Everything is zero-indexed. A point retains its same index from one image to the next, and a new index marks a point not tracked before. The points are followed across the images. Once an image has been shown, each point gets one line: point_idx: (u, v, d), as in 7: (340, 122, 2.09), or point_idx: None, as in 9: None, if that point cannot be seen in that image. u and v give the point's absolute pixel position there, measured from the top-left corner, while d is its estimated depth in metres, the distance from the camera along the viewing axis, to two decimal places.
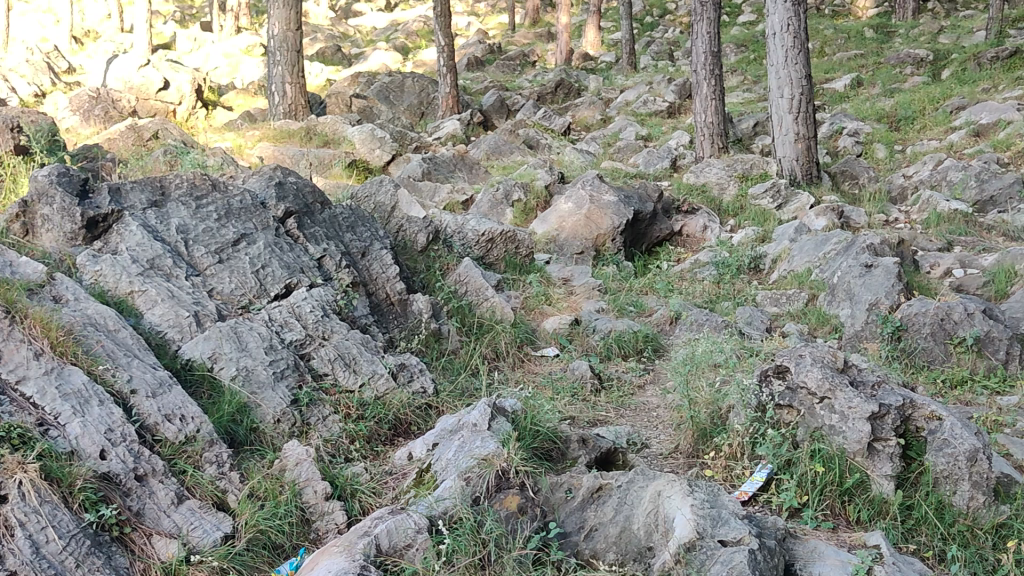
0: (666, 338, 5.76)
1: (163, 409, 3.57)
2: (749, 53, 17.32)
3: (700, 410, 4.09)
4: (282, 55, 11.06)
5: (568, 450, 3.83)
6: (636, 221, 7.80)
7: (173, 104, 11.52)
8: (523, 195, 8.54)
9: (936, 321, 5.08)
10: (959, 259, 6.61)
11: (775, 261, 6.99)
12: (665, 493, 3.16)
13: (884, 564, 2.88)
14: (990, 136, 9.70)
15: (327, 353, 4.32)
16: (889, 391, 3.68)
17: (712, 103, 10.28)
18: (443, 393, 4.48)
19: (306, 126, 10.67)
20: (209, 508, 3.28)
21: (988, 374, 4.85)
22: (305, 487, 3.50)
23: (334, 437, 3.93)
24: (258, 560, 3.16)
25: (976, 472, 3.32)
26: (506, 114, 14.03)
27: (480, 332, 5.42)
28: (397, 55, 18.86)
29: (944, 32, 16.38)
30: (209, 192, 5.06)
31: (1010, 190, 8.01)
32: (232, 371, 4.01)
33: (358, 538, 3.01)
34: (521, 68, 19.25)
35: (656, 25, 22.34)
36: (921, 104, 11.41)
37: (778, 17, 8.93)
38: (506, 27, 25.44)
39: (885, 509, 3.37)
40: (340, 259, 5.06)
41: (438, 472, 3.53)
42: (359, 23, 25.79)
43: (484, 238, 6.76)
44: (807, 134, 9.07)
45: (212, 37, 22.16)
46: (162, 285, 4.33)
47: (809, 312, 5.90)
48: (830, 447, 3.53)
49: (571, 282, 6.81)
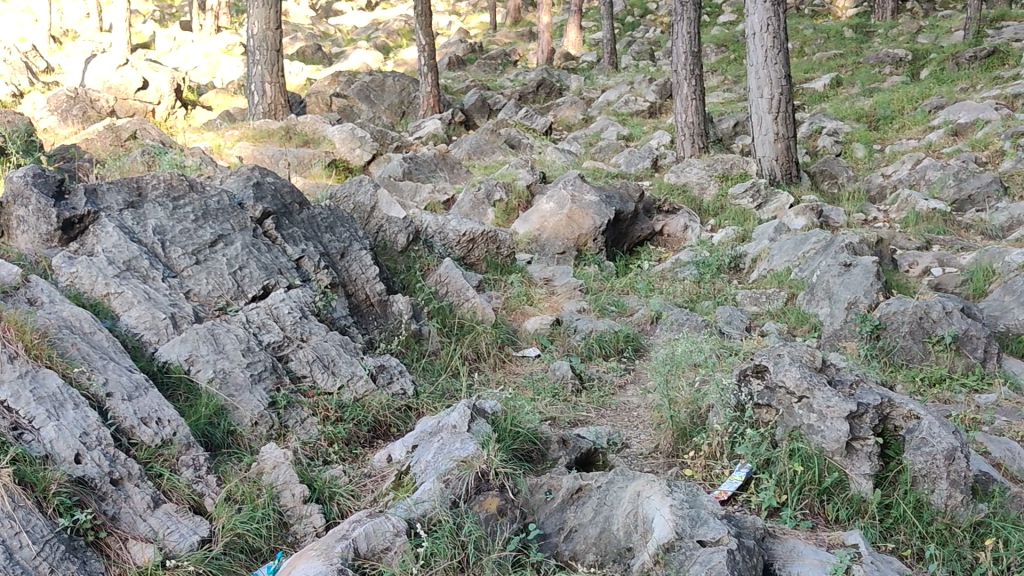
0: (646, 338, 5.75)
1: (140, 412, 3.54)
2: (730, 53, 17.38)
3: (680, 411, 4.09)
4: (261, 55, 10.93)
5: (548, 451, 3.81)
6: (618, 221, 7.82)
7: (152, 104, 11.46)
8: (504, 195, 8.51)
9: (914, 320, 5.10)
10: (937, 258, 6.65)
11: (754, 261, 7.01)
12: (644, 493, 3.14)
13: (862, 564, 2.87)
14: (969, 136, 9.75)
15: (305, 354, 4.28)
16: (867, 390, 3.68)
17: (693, 103, 10.29)
18: (423, 394, 4.45)
19: (286, 125, 10.59)
20: (186, 511, 3.25)
21: (966, 373, 4.87)
22: (283, 490, 3.48)
23: (312, 439, 3.89)
24: (235, 564, 3.12)
25: (953, 471, 3.33)
26: (487, 113, 14.00)
27: (461, 332, 5.40)
28: (377, 55, 18.81)
29: (922, 32, 16.46)
30: (187, 193, 5.01)
31: (988, 189, 8.06)
32: (209, 373, 3.98)
33: (336, 542, 2.97)
34: (502, 68, 19.24)
35: (637, 26, 22.39)
36: (899, 104, 11.46)
37: (758, 17, 8.93)
38: (487, 26, 25.42)
39: (863, 508, 3.37)
40: (318, 259, 5.01)
41: (417, 474, 3.51)
42: (339, 22, 25.71)
43: (465, 238, 6.74)
44: (786, 134, 9.10)
45: (192, 37, 22.06)
46: (139, 287, 4.29)
47: (789, 312, 5.91)
48: (808, 446, 3.54)
49: (553, 282, 6.81)
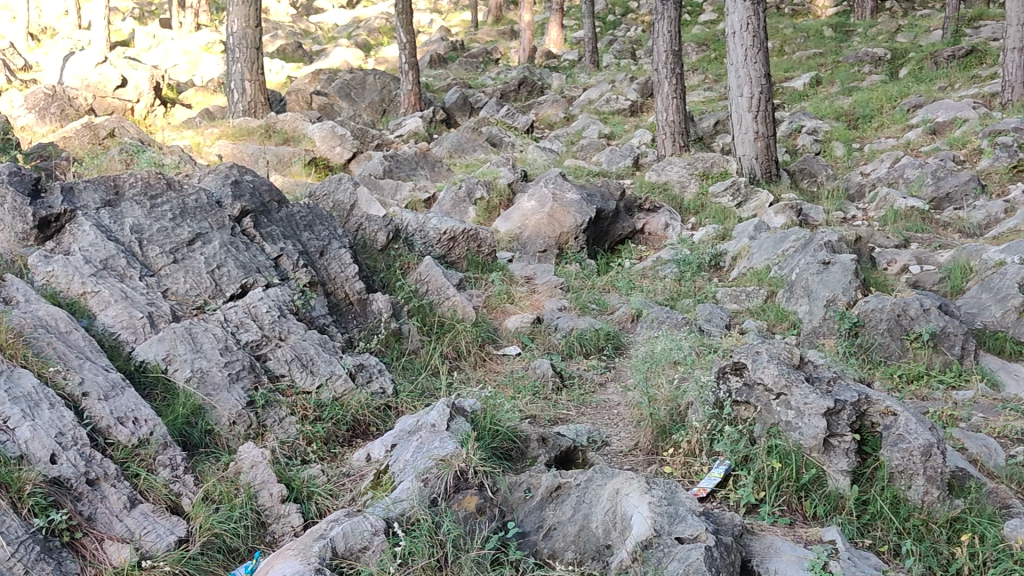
0: (627, 336, 5.76)
1: (116, 412, 3.51)
2: (710, 52, 17.43)
3: (660, 408, 4.09)
4: (241, 52, 10.87)
5: (527, 449, 3.80)
6: (599, 220, 7.83)
7: (131, 101, 11.38)
8: (485, 193, 8.50)
9: (893, 318, 5.13)
10: (916, 255, 6.70)
11: (735, 259, 7.03)
12: (623, 490, 3.14)
13: (839, 560, 2.89)
14: (947, 134, 9.81)
15: (284, 354, 4.26)
16: (844, 387, 3.71)
17: (673, 102, 10.30)
18: (402, 393, 4.44)
19: (266, 123, 10.52)
20: (162, 512, 3.23)
21: (944, 369, 4.91)
22: (260, 490, 3.45)
23: (290, 438, 3.87)
24: (212, 563, 3.10)
25: (930, 467, 3.35)
26: (468, 111, 13.97)
27: (441, 330, 5.38)
28: (358, 52, 18.75)
29: (900, 32, 16.54)
30: (164, 190, 4.96)
31: (965, 188, 8.14)
32: (186, 373, 3.95)
33: (313, 541, 2.96)
34: (483, 66, 19.23)
35: (618, 24, 22.41)
36: (879, 103, 11.52)
37: (737, 16, 8.95)
38: (469, 24, 25.39)
39: (841, 505, 3.39)
40: (297, 258, 4.98)
41: (396, 473, 3.49)
42: (320, 20, 25.64)
43: (445, 236, 6.72)
44: (766, 132, 9.14)
45: (172, 34, 21.95)
46: (116, 286, 4.26)
47: (768, 309, 5.92)
48: (787, 443, 3.55)
49: (534, 281, 6.81)
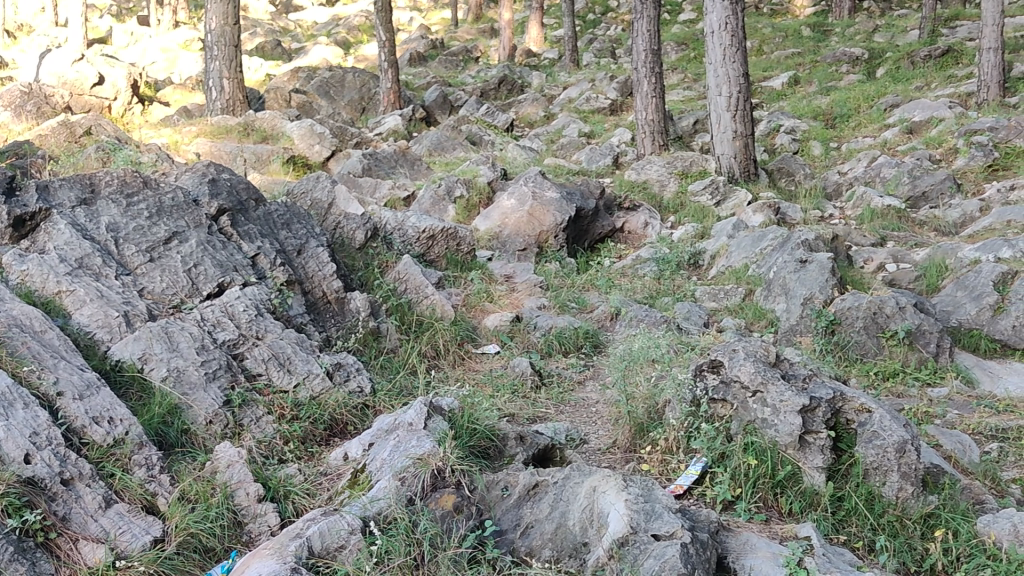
0: (606, 334, 5.77)
1: (91, 411, 3.49)
2: (690, 51, 17.50)
3: (637, 406, 4.11)
4: (219, 50, 10.79)
5: (505, 448, 3.80)
6: (579, 218, 7.85)
7: (109, 99, 11.29)
8: (465, 191, 8.49)
9: (869, 316, 5.17)
10: (892, 254, 6.75)
11: (713, 257, 7.06)
12: (600, 488, 3.16)
13: (814, 556, 2.91)
14: (924, 133, 9.89)
15: (261, 353, 4.24)
16: (820, 385, 3.73)
17: (653, 101, 10.32)
18: (380, 392, 4.43)
19: (244, 121, 10.47)
20: (138, 512, 3.21)
21: (920, 366, 4.95)
22: (237, 490, 3.44)
23: (267, 437, 3.86)
24: (188, 563, 3.08)
25: (904, 463, 3.38)
26: (448, 109, 13.95)
27: (419, 329, 5.38)
28: (337, 50, 18.70)
29: (878, 32, 16.65)
30: (141, 189, 4.93)
31: (942, 186, 8.22)
32: (163, 372, 3.93)
33: (290, 540, 2.96)
34: (464, 64, 19.23)
35: (599, 23, 22.45)
36: (856, 103, 11.59)
37: (716, 16, 8.98)
38: (449, 22, 25.38)
39: (816, 501, 3.41)
40: (275, 257, 4.97)
41: (373, 472, 3.49)
42: (300, 18, 25.54)
43: (425, 234, 6.72)
44: (745, 131, 9.18)
45: (150, 32, 21.80)
46: (91, 285, 4.23)
47: (746, 307, 5.94)
48: (762, 440, 3.57)
49: (514, 279, 6.82)
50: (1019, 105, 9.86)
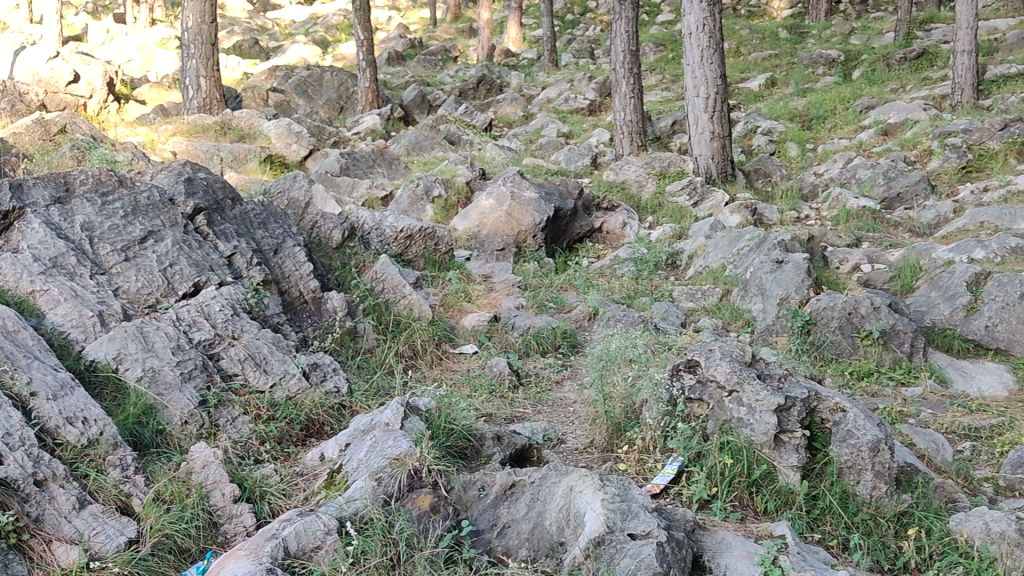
0: (583, 334, 5.79)
1: (65, 412, 3.47)
2: (668, 52, 17.57)
3: (614, 405, 4.13)
4: (196, 48, 10.72)
5: (482, 448, 3.80)
6: (557, 218, 7.87)
7: (84, 97, 11.19)
8: (443, 191, 8.48)
9: (844, 315, 5.21)
10: (867, 254, 6.81)
11: (691, 258, 7.09)
12: (576, 488, 3.17)
13: (789, 554, 2.94)
14: (899, 135, 9.98)
15: (237, 353, 4.23)
16: (795, 383, 3.76)
17: (631, 101, 10.35)
18: (357, 392, 4.42)
19: (221, 120, 10.41)
20: (112, 512, 3.19)
21: (894, 366, 5.00)
22: (212, 490, 3.43)
23: (243, 437, 3.85)
24: (164, 564, 3.07)
25: (878, 462, 3.42)
26: (427, 109, 13.94)
27: (397, 329, 5.38)
28: (315, 49, 18.63)
29: (854, 34, 16.79)
30: (116, 187, 4.90)
31: (916, 188, 8.30)
32: (138, 372, 3.91)
33: (266, 540, 2.95)
34: (442, 64, 19.22)
35: (577, 23, 22.51)
36: (832, 104, 11.68)
37: (694, 17, 9.02)
38: (428, 22, 25.34)
39: (791, 500, 3.44)
40: (251, 256, 4.95)
41: (350, 472, 3.49)
42: (278, 16, 25.43)
43: (402, 234, 6.70)
44: (722, 132, 9.23)
45: (126, 30, 21.64)
46: (65, 285, 4.20)
47: (723, 307, 5.97)
48: (738, 439, 3.59)
49: (492, 279, 6.82)
50: (992, 108, 9.97)
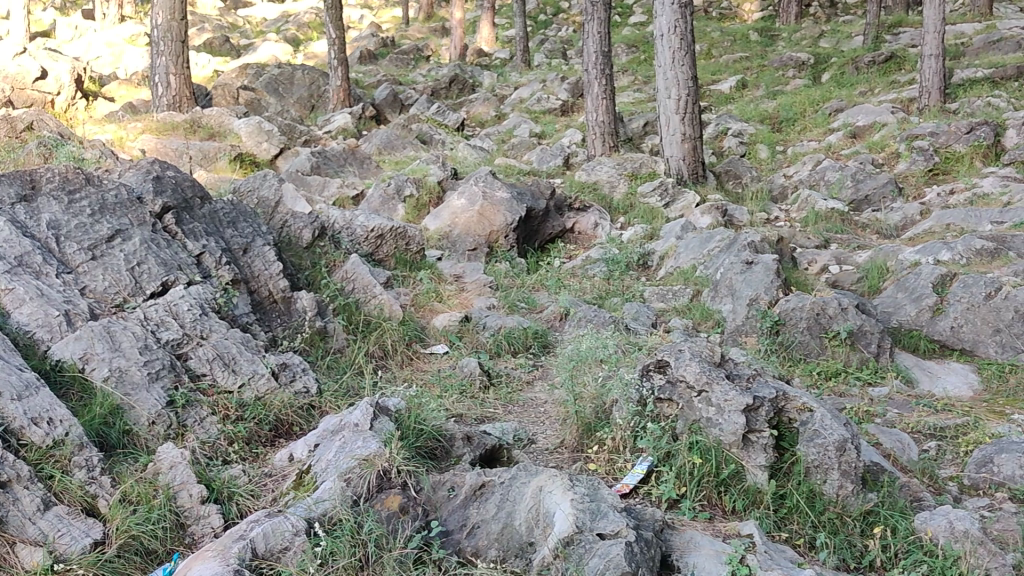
0: (555, 334, 5.80)
1: (30, 412, 3.43)
2: (640, 53, 17.65)
3: (585, 406, 4.14)
4: (166, 45, 10.64)
5: (451, 448, 3.79)
6: (529, 218, 7.89)
7: (51, 94, 11.07)
8: (414, 190, 8.46)
9: (812, 316, 5.26)
10: (835, 256, 6.88)
11: (662, 258, 7.13)
12: (546, 488, 3.18)
13: (756, 553, 2.96)
14: (867, 138, 10.09)
15: (205, 352, 4.20)
16: (763, 384, 3.79)
17: (603, 102, 10.38)
18: (327, 393, 4.41)
19: (191, 117, 10.34)
20: (78, 514, 3.16)
21: (861, 366, 5.05)
22: (179, 491, 3.40)
23: (211, 438, 3.82)
24: (129, 566, 3.04)
25: (845, 462, 3.45)
26: (399, 107, 13.92)
27: (367, 329, 5.36)
28: (287, 47, 18.54)
29: (823, 37, 16.94)
30: (83, 185, 4.85)
31: (883, 190, 8.40)
32: (105, 372, 3.87)
33: (233, 542, 2.93)
34: (414, 63, 19.18)
35: (550, 24, 22.55)
36: (802, 106, 11.78)
37: (666, 19, 9.07)
38: (400, 21, 25.28)
39: (759, 499, 3.46)
40: (220, 255, 4.92)
41: (318, 473, 3.48)
42: (249, 13, 25.28)
43: (373, 233, 6.69)
44: (693, 134, 9.28)
45: (95, 26, 21.44)
46: (30, 284, 4.15)
47: (694, 308, 6.00)
48: (707, 439, 3.61)
49: (463, 279, 6.82)
50: (958, 111, 10.10)
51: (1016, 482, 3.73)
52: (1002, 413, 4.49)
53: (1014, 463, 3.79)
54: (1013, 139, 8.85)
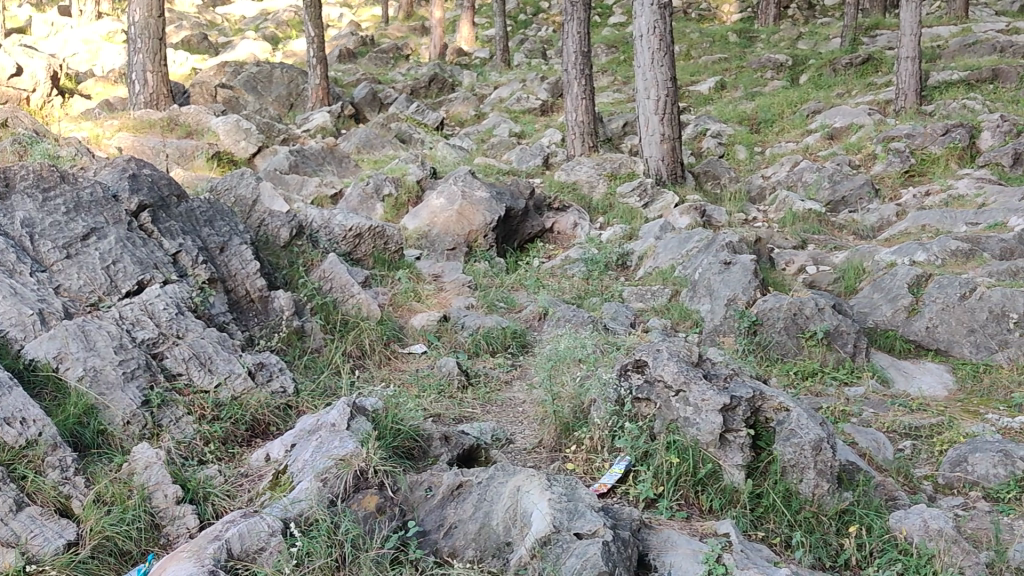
0: (533, 334, 5.80)
1: (3, 412, 3.39)
2: (620, 54, 17.69)
3: (563, 405, 4.15)
4: (143, 42, 10.57)
5: (429, 448, 3.78)
6: (508, 218, 7.89)
7: (27, 91, 10.96)
8: (393, 189, 8.44)
9: (789, 316, 5.28)
10: (812, 256, 6.92)
11: (641, 258, 7.14)
12: (523, 488, 3.18)
13: (732, 552, 2.97)
14: (844, 139, 10.16)
15: (181, 352, 4.17)
16: (740, 383, 3.80)
17: (582, 102, 10.39)
18: (303, 392, 4.39)
19: (168, 116, 10.27)
20: (51, 515, 3.13)
21: (837, 366, 5.08)
22: (155, 491, 3.37)
23: (187, 438, 3.79)
24: (103, 567, 3.02)
25: (820, 461, 3.47)
26: (378, 106, 13.89)
27: (345, 328, 5.34)
28: (265, 45, 18.47)
29: (801, 39, 17.05)
30: (58, 183, 4.80)
31: (860, 191, 8.46)
32: (79, 371, 3.84)
33: (208, 542, 2.91)
34: (394, 62, 19.14)
35: (530, 24, 22.57)
36: (780, 108, 11.84)
37: (645, 19, 9.08)
38: (379, 19, 25.21)
39: (736, 498, 3.47)
40: (197, 254, 4.89)
41: (295, 473, 3.46)
42: (227, 11, 25.14)
43: (351, 233, 6.68)
44: (672, 134, 9.31)
45: (71, 23, 21.26)
46: (3, 282, 4.10)
47: (672, 307, 6.01)
48: (684, 438, 3.61)
49: (442, 279, 6.81)
50: (934, 113, 10.19)
51: (989, 481, 3.76)
52: (976, 413, 4.53)
53: (987, 462, 3.83)
54: (988, 142, 8.94)
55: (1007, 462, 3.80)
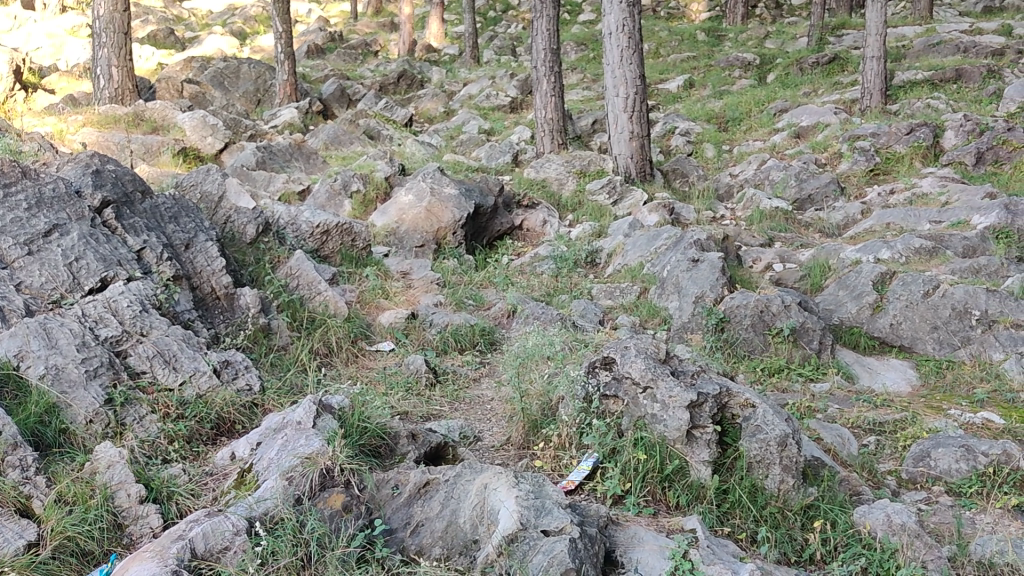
0: (502, 331, 5.80)
1: None
2: (590, 51, 17.72)
3: (531, 403, 4.14)
4: (108, 37, 10.40)
5: (396, 446, 3.76)
6: (477, 215, 7.87)
7: None
8: (361, 186, 8.39)
9: (756, 313, 5.31)
10: (779, 254, 6.96)
11: (610, 256, 7.16)
12: (490, 485, 3.17)
13: (698, 548, 2.98)
14: (810, 138, 10.24)
15: (145, 350, 4.12)
16: (707, 380, 3.81)
17: (552, 99, 10.38)
18: (269, 390, 4.36)
19: (134, 111, 10.15)
20: (10, 516, 3.07)
21: (803, 363, 5.13)
22: (117, 491, 3.33)
23: (151, 437, 3.74)
24: (64, 568, 2.97)
25: (785, 457, 3.50)
26: (346, 103, 13.84)
27: (312, 326, 5.31)
28: (232, 41, 18.32)
29: (769, 37, 17.17)
30: (19, 179, 4.73)
31: (826, 190, 8.54)
32: (40, 369, 3.78)
33: (172, 542, 2.88)
34: (362, 58, 19.05)
35: (500, 21, 22.56)
36: (747, 107, 11.91)
37: (614, 17, 9.10)
38: (348, 15, 25.09)
39: (702, 494, 3.49)
40: (161, 251, 4.83)
41: (260, 472, 3.43)
42: (194, 5, 24.86)
43: (319, 229, 6.64)
44: (641, 132, 9.33)
45: (35, 16, 20.96)
46: None
47: (641, 304, 6.03)
48: (651, 435, 3.62)
49: (410, 276, 6.79)
50: (898, 113, 10.29)
51: (951, 476, 3.81)
52: (939, 408, 4.57)
53: (949, 457, 3.87)
54: (951, 141, 9.05)
55: (968, 457, 3.85)
